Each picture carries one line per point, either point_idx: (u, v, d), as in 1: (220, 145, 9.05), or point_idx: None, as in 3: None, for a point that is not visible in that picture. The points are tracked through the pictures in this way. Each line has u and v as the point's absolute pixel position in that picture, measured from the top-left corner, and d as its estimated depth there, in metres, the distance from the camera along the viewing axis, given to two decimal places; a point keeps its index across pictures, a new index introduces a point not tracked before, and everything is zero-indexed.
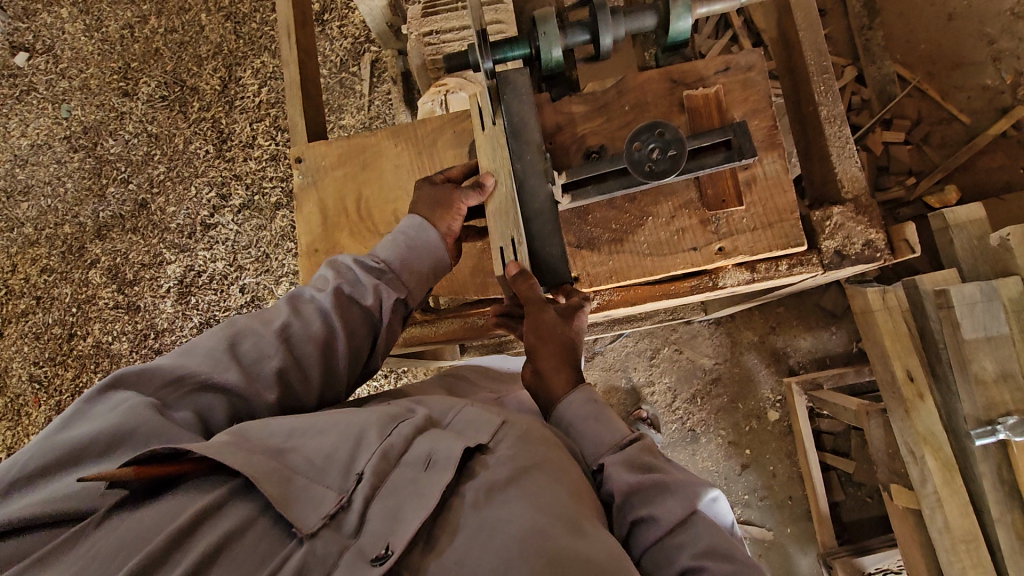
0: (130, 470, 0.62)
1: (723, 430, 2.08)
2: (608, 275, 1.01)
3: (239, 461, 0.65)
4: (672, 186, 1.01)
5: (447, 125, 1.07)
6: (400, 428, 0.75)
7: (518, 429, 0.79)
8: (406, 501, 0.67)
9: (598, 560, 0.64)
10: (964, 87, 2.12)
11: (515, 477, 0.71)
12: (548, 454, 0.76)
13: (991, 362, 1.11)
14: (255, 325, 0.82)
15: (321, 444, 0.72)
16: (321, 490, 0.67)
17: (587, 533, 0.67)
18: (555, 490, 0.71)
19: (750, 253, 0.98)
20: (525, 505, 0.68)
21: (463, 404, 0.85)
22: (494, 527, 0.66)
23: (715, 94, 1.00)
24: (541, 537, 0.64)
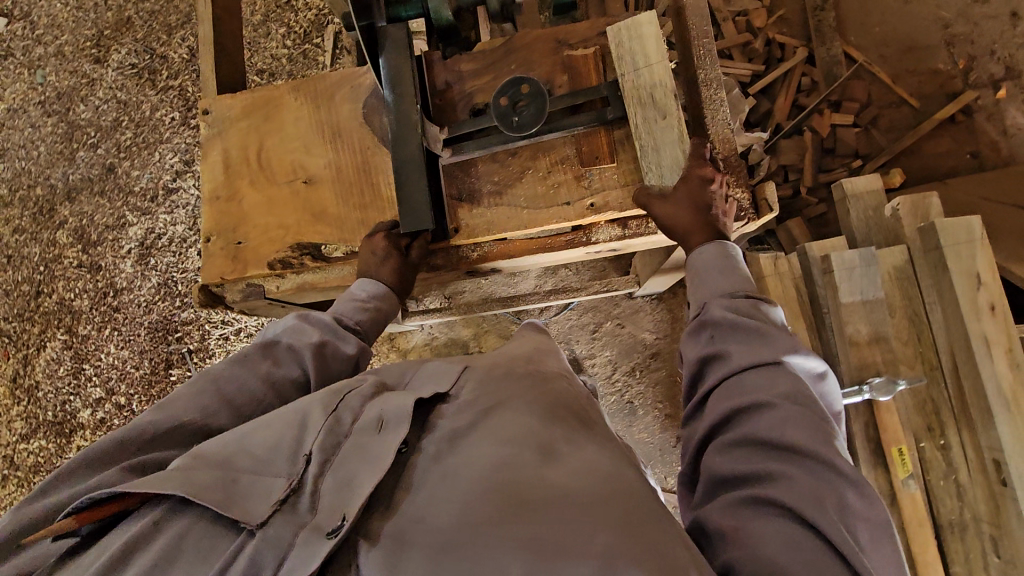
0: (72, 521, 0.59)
1: (660, 404, 2.12)
2: (486, 226, 1.05)
3: (173, 477, 0.59)
4: (550, 142, 1.04)
5: (344, 81, 1.12)
6: (347, 401, 0.71)
7: (479, 376, 0.79)
8: (360, 467, 0.63)
9: (565, 479, 0.61)
10: (916, 71, 2.13)
11: (480, 421, 0.70)
12: (514, 390, 0.75)
13: (865, 324, 1.17)
14: (237, 372, 0.81)
15: (263, 434, 0.67)
16: (268, 480, 0.62)
17: (556, 454, 0.65)
18: (521, 422, 0.68)
19: (619, 209, 1.03)
20: (489, 442, 0.66)
21: (419, 366, 0.86)
22: (461, 468, 0.64)
23: (593, 54, 1.04)
24: (507, 468, 0.62)
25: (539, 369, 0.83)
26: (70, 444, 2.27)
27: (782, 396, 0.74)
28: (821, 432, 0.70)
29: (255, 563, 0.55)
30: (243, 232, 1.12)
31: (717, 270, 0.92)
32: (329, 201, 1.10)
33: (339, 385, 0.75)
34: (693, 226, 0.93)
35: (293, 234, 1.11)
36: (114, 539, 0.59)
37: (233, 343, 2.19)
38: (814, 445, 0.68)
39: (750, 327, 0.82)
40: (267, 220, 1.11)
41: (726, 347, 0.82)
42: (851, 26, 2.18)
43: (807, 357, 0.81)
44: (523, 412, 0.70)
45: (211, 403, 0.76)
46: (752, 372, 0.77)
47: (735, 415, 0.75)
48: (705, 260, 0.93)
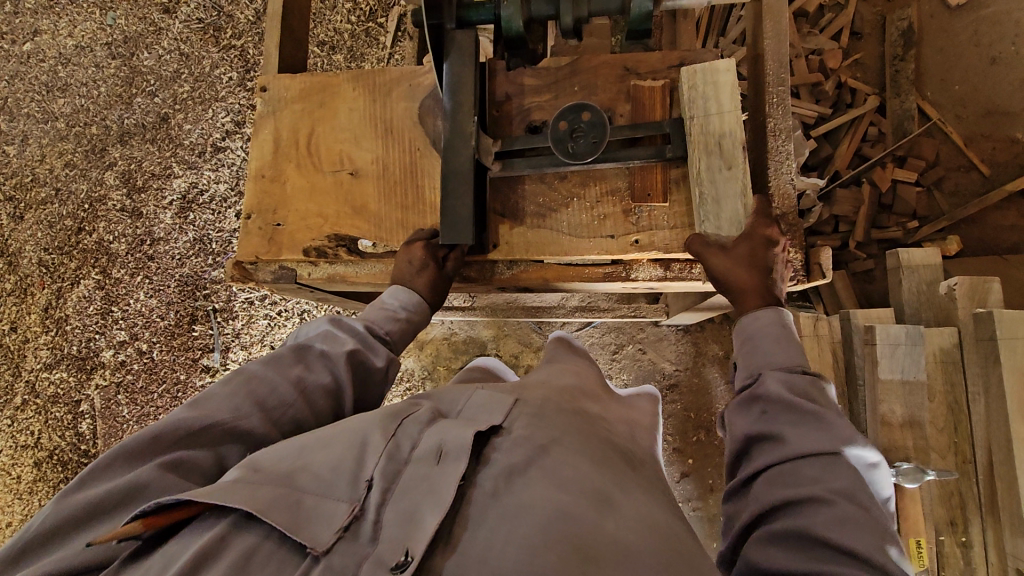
0: (139, 525, 0.60)
1: (670, 436, 2.08)
2: (525, 247, 1.03)
3: (241, 495, 0.60)
4: (601, 171, 1.01)
5: (403, 78, 1.11)
6: (405, 427, 0.71)
7: (531, 409, 0.75)
8: (421, 499, 0.63)
9: (627, 535, 0.61)
10: (992, 137, 2.02)
11: (535, 457, 0.67)
12: (565, 428, 0.73)
13: (901, 405, 1.20)
14: (272, 374, 0.83)
15: (323, 454, 0.67)
16: (330, 505, 0.62)
17: (613, 510, 0.64)
18: (574, 472, 0.66)
19: (665, 251, 0.99)
20: (541, 486, 0.64)
21: (472, 392, 0.82)
22: (518, 512, 0.61)
23: (662, 87, 1.00)
24: (566, 519, 0.60)
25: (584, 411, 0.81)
26: (89, 380, 2.34)
27: (840, 493, 0.72)
28: (877, 538, 0.69)
29: None
30: (283, 215, 1.12)
31: (774, 339, 0.89)
32: (371, 198, 1.09)
33: (396, 408, 0.75)
34: (749, 287, 0.91)
35: (331, 224, 1.10)
36: (177, 548, 0.59)
37: (257, 307, 2.22)
38: (870, 551, 0.67)
39: (808, 410, 0.79)
40: (308, 207, 1.11)
41: (779, 428, 0.80)
42: (929, 81, 2.08)
43: (865, 448, 0.78)
44: (575, 462, 0.68)
45: (244, 405, 0.78)
46: (808, 461, 0.75)
47: (784, 508, 0.74)
48: (760, 326, 0.91)
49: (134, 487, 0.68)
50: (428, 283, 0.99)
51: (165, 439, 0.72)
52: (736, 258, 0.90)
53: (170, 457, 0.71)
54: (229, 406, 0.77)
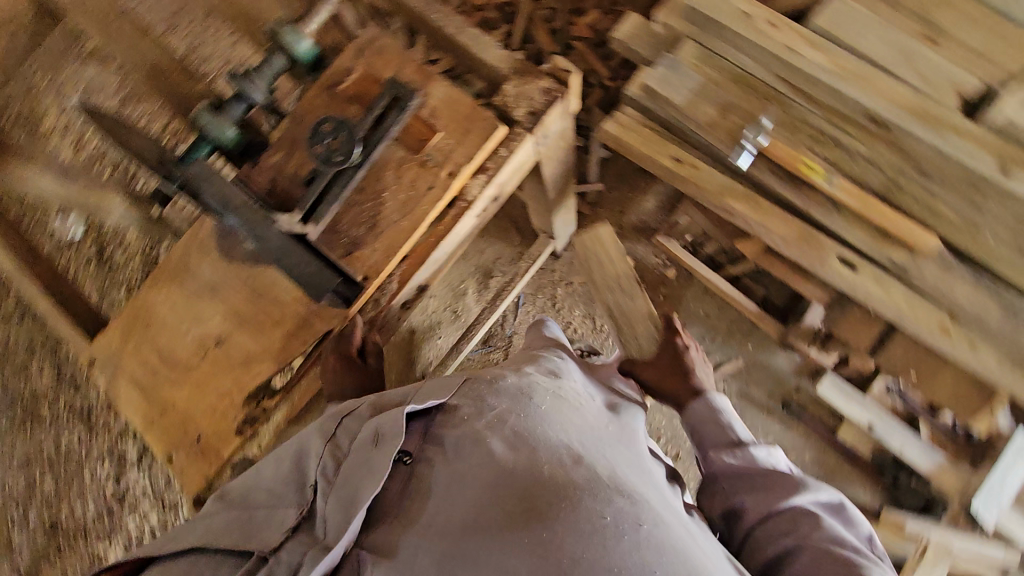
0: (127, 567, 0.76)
1: (647, 315, 2.20)
2: (384, 254, 1.09)
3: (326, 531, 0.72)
4: (382, 159, 1.12)
5: (190, 245, 1.15)
6: (345, 425, 0.85)
7: (483, 379, 0.90)
8: (359, 483, 0.73)
9: (563, 475, 0.74)
10: None
11: (488, 424, 0.81)
12: (518, 387, 0.87)
13: (709, 105, 1.28)
14: (244, 481, 0.84)
15: (275, 475, 0.81)
16: (281, 511, 0.76)
17: (555, 452, 0.77)
18: (531, 431, 0.80)
19: (470, 160, 1.10)
20: (497, 442, 0.78)
21: (424, 381, 0.95)
22: (465, 477, 0.76)
23: (363, 75, 1.15)
24: (506, 481, 0.74)
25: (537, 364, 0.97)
26: None
27: (808, 539, 0.81)
28: (841, 555, 0.77)
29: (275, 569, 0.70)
30: (195, 426, 1.09)
31: (711, 424, 1.07)
32: (247, 343, 1.10)
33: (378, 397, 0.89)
34: (682, 391, 1.14)
35: (237, 391, 1.09)
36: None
37: None
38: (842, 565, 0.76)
39: (758, 477, 0.94)
40: (207, 398, 1.09)
41: (741, 499, 0.93)
42: None
43: (819, 488, 0.90)
44: (535, 421, 0.81)
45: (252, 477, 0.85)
46: (774, 518, 0.87)
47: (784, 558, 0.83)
48: (700, 415, 1.09)
49: None
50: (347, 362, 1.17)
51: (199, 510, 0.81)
52: (659, 369, 1.17)
53: None
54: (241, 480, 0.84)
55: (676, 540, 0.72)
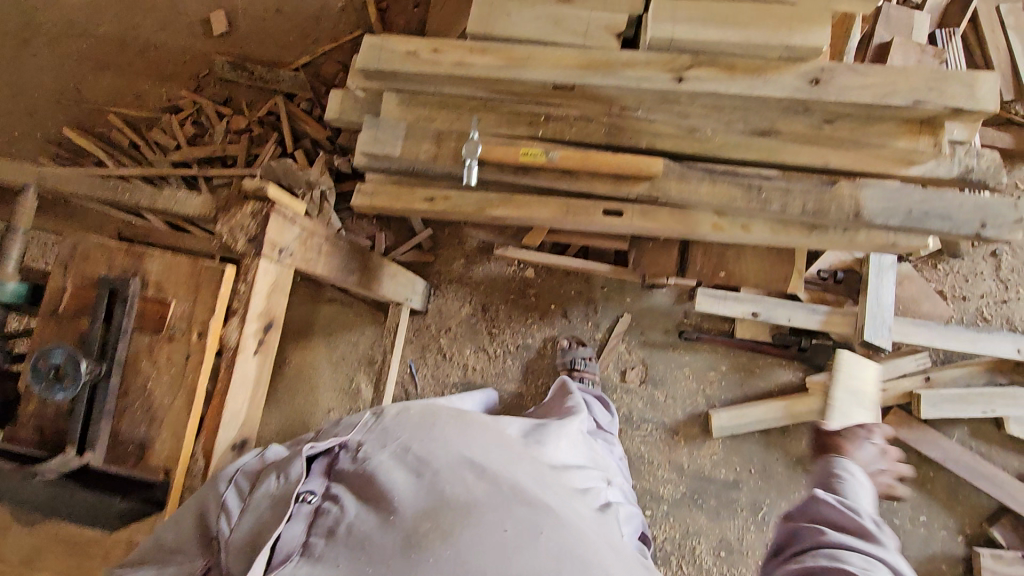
0: None
1: (529, 318, 2.21)
2: (175, 441, 1.05)
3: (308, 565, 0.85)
4: (133, 354, 1.09)
5: None
6: (246, 471, 0.98)
7: (390, 415, 1.07)
8: (267, 521, 0.89)
9: (463, 493, 0.90)
10: (336, 24, 2.53)
11: (398, 454, 0.98)
12: (420, 421, 1.04)
13: (424, 141, 1.31)
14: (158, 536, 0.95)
15: (181, 531, 0.94)
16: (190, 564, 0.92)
17: (456, 475, 0.93)
18: (435, 461, 0.95)
19: (213, 311, 1.08)
20: (407, 475, 0.94)
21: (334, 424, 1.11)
22: (372, 504, 0.91)
23: (78, 285, 1.12)
24: (413, 503, 0.90)
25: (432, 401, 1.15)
26: None
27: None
28: None
29: None
30: None
31: (842, 485, 1.00)
32: None
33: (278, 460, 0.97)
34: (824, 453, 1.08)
35: None
36: None
37: None
38: None
39: (832, 524, 0.95)
40: None
41: (797, 538, 0.97)
42: (279, 60, 2.53)
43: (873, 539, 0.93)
44: (437, 452, 0.97)
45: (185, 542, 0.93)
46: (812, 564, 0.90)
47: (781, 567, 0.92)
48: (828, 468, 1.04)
49: None
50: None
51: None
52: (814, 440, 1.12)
53: None
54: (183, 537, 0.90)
55: (551, 523, 0.89)
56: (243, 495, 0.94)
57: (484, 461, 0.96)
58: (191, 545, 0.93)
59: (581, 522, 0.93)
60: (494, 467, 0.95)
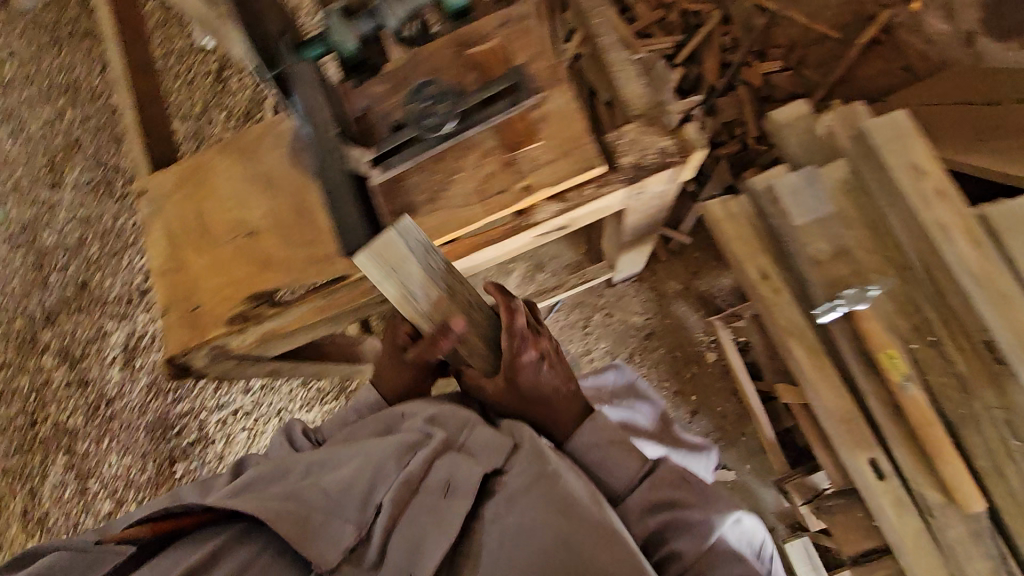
0: (148, 529, 0.83)
1: (666, 382, 2.09)
2: (429, 233, 1.06)
3: (255, 507, 0.81)
4: (470, 139, 1.07)
5: (267, 131, 1.16)
6: (418, 455, 0.89)
7: (529, 444, 0.88)
8: (427, 530, 0.81)
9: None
10: (828, 6, 2.19)
11: (527, 487, 0.82)
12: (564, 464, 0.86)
13: (823, 241, 1.14)
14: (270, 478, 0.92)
15: (340, 477, 0.87)
16: (341, 526, 0.82)
17: (431, 477, 0.87)
18: (414, 456, 0.89)
19: (554, 183, 1.03)
20: (383, 457, 0.89)
21: (476, 422, 0.95)
22: (512, 542, 0.77)
23: (497, 48, 1.09)
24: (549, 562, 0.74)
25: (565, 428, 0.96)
26: None
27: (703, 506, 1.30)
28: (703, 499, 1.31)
29: None
30: (197, 297, 1.12)
31: None
32: (273, 248, 1.11)
33: (452, 456, 0.89)
34: None
35: (245, 288, 1.11)
36: (183, 552, 0.81)
37: (233, 423, 2.18)
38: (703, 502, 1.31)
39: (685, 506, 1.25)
40: (217, 281, 1.12)
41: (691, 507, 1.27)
42: None
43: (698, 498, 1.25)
44: (422, 449, 0.90)
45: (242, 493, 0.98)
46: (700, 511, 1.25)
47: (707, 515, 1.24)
48: None
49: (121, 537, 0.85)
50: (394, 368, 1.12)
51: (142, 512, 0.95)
52: None
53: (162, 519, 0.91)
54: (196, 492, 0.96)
55: (552, 552, 0.75)
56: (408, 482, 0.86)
57: (462, 468, 0.86)
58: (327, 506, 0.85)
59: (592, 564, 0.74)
60: (466, 478, 0.85)
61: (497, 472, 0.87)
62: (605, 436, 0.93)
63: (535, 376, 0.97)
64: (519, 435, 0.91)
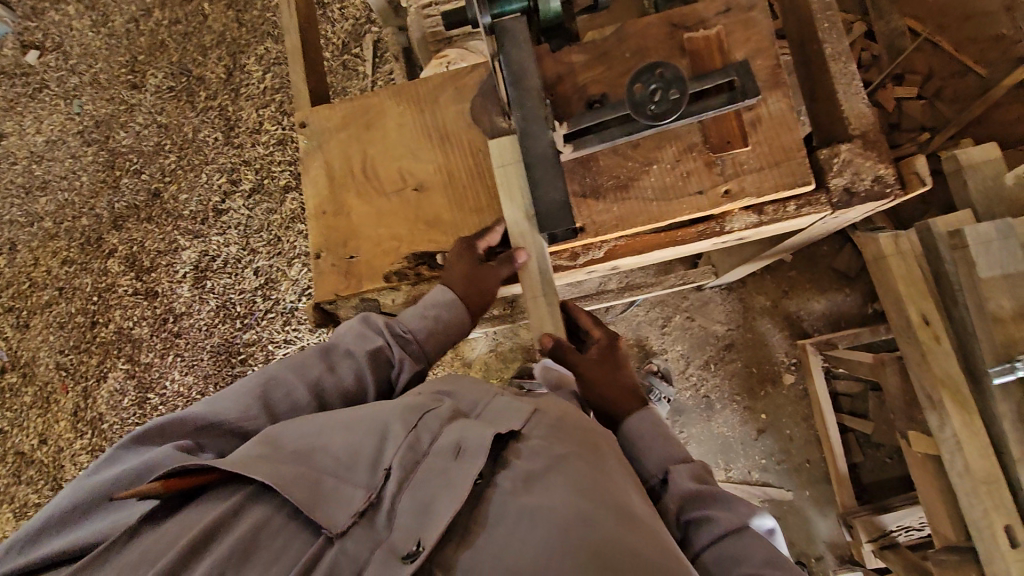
0: (159, 486, 0.70)
1: (738, 396, 2.06)
2: (614, 222, 1.01)
3: (263, 471, 0.72)
4: (674, 131, 1.00)
5: (447, 83, 1.09)
6: (427, 420, 0.82)
7: (550, 416, 0.85)
8: (437, 492, 0.73)
9: (643, 548, 0.70)
10: (978, 38, 2.05)
11: (552, 463, 0.77)
12: (580, 443, 0.82)
13: (1009, 299, 1.09)
14: (285, 432, 0.81)
15: (345, 441, 0.79)
16: (350, 489, 0.74)
17: (438, 441, 0.79)
18: (423, 421, 0.82)
19: (757, 194, 0.97)
20: (387, 419, 0.81)
21: (492, 395, 0.90)
22: (534, 515, 0.71)
23: (716, 36, 1.00)
24: (578, 530, 0.69)
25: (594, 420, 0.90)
26: None
27: None
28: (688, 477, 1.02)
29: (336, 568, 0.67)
30: (355, 246, 1.08)
31: None
32: (441, 208, 1.06)
33: (465, 421, 0.82)
34: None
35: (407, 244, 1.07)
36: (195, 518, 0.70)
37: None
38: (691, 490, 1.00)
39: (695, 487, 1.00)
40: (377, 232, 1.08)
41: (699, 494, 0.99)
42: None
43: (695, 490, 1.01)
44: (431, 412, 0.83)
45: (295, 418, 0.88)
46: None
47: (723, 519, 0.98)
48: None
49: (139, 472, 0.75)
50: (481, 284, 0.99)
51: (177, 425, 0.81)
52: None
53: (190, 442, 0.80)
54: (234, 406, 0.85)
55: (569, 533, 0.69)
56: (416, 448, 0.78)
57: (473, 428, 0.79)
58: (357, 464, 0.77)
59: (616, 543, 0.69)
60: (478, 437, 0.77)
61: (512, 440, 0.82)
62: (590, 426, 0.87)
63: (620, 372, 1.03)
64: (540, 405, 0.87)
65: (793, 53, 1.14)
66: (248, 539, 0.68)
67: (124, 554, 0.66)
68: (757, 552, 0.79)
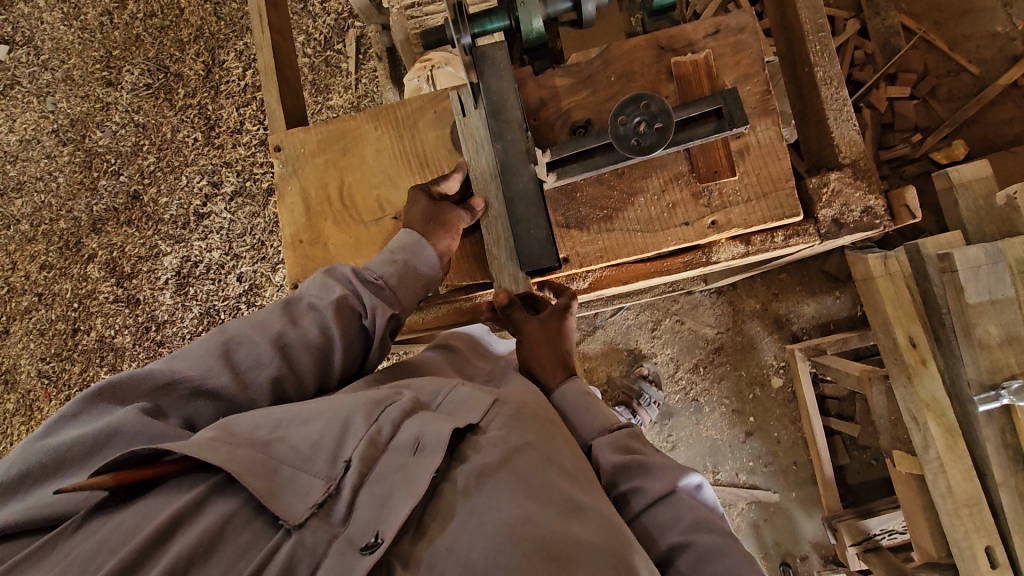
0: (108, 479, 0.64)
1: (726, 399, 2.07)
2: (598, 254, 0.99)
3: (220, 456, 0.66)
4: (661, 159, 0.97)
5: (427, 106, 1.05)
6: (388, 412, 0.75)
7: (509, 409, 0.81)
8: (395, 488, 0.67)
9: (591, 537, 0.66)
10: (974, 35, 2.00)
11: (505, 459, 0.73)
12: (536, 436, 0.77)
13: (995, 326, 1.09)
14: (248, 423, 0.73)
15: (306, 433, 0.72)
16: (307, 479, 0.68)
17: (399, 434, 0.73)
18: (385, 412, 0.75)
19: (744, 226, 0.95)
20: (350, 410, 0.75)
21: (452, 385, 0.85)
22: (483, 512, 0.67)
23: (705, 60, 0.95)
24: (527, 524, 0.65)
25: (556, 417, 0.86)
26: None
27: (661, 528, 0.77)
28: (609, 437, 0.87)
29: (290, 565, 0.61)
30: None
31: None
32: None
33: (429, 415, 0.76)
34: None
35: None
36: (143, 513, 0.64)
37: None
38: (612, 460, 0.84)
39: (636, 461, 0.82)
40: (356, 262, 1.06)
41: (636, 478, 0.80)
42: None
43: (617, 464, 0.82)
44: (391, 406, 0.76)
45: (258, 375, 0.80)
46: (661, 507, 0.78)
47: (664, 545, 0.76)
48: None
49: (100, 437, 0.69)
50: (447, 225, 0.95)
51: (131, 388, 0.74)
52: None
53: (151, 403, 0.74)
54: (197, 362, 0.77)
55: (516, 530, 0.64)
56: (375, 444, 0.71)
57: (433, 423, 0.73)
58: (317, 452, 0.70)
59: (564, 537, 0.64)
60: (438, 431, 0.72)
61: (470, 435, 0.77)
62: (542, 422, 0.82)
63: (559, 342, 0.96)
64: (502, 396, 0.84)
65: (786, 73, 1.11)
66: (210, 532, 0.63)
67: (78, 541, 0.62)
68: (686, 514, 0.76)
